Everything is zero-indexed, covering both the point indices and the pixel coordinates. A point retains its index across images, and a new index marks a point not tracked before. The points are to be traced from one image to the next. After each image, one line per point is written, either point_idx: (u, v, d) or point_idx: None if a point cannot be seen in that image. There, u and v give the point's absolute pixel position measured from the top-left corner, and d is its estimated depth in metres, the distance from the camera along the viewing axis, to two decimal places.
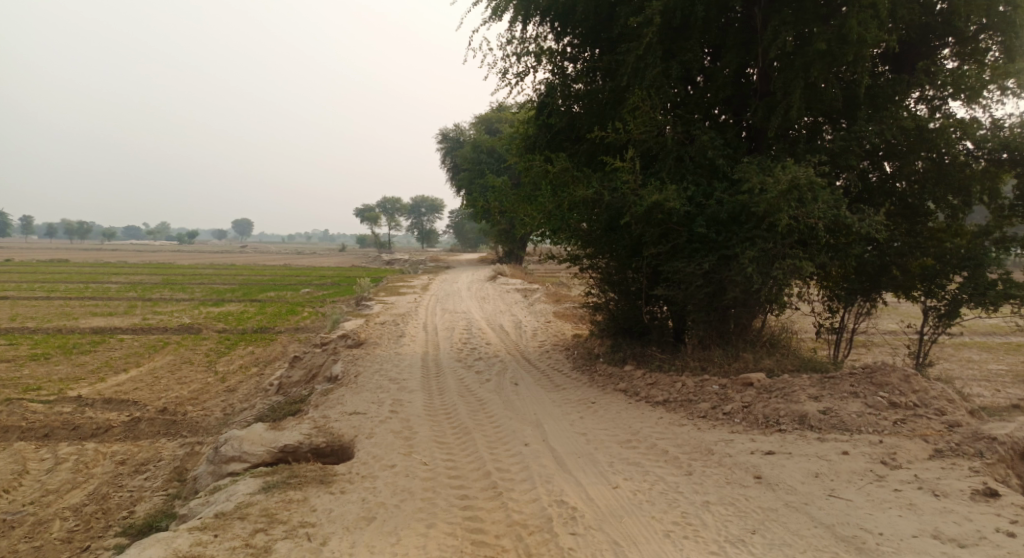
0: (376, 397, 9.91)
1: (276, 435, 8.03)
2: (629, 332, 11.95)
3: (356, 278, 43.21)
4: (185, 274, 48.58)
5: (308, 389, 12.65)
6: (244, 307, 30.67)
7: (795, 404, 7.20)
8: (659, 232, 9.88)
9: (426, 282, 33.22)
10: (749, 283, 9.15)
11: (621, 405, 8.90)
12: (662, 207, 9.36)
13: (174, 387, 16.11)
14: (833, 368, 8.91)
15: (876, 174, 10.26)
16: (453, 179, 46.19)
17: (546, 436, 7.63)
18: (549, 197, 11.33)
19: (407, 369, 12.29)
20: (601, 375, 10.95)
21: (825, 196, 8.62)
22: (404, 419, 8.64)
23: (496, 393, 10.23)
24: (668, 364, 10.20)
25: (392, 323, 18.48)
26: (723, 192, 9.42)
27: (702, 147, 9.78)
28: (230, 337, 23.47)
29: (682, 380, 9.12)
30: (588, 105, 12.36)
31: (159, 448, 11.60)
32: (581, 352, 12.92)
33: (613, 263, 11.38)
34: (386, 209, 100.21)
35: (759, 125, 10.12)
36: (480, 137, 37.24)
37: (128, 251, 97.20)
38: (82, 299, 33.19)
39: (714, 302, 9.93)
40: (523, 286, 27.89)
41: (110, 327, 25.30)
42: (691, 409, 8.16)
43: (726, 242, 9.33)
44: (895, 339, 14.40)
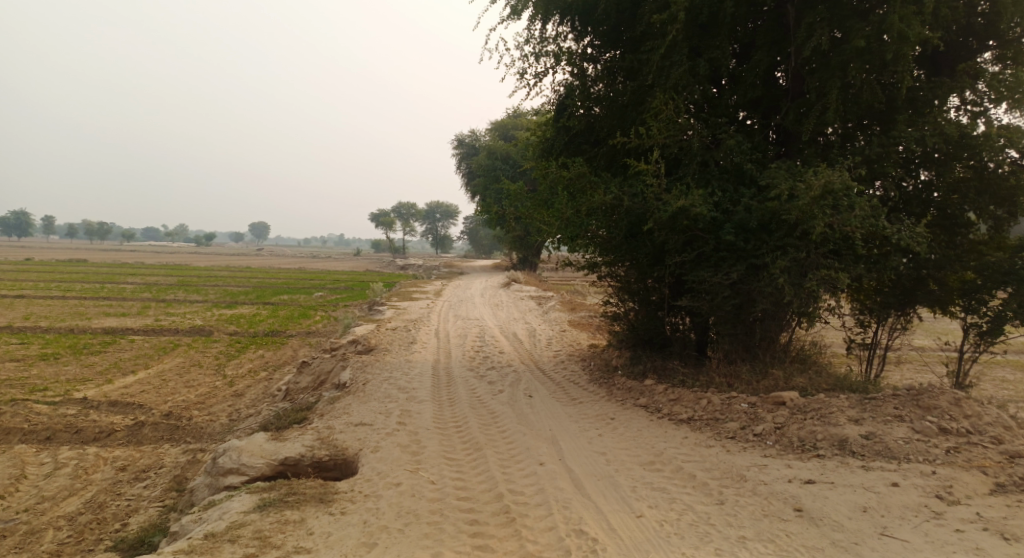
0: (383, 407, 9.49)
1: (277, 447, 7.65)
2: (649, 344, 11.44)
3: (369, 283, 43.03)
4: (199, 275, 48.73)
5: (316, 396, 12.27)
6: (256, 310, 30.45)
7: (833, 428, 6.72)
8: (684, 239, 9.39)
9: (439, 288, 32.81)
10: (780, 295, 8.63)
11: (643, 422, 8.41)
12: (688, 213, 8.87)
13: (181, 391, 15.83)
14: (871, 388, 8.35)
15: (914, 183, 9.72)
16: (469, 185, 45.84)
17: (563, 454, 7.16)
18: (567, 202, 10.88)
19: (417, 377, 11.87)
20: (620, 388, 10.46)
21: (864, 204, 8.10)
22: (412, 432, 8.20)
23: (510, 405, 9.77)
24: (692, 380, 9.68)
25: (403, 329, 18.09)
26: (753, 198, 8.92)
27: (731, 151, 9.28)
28: (240, 340, 23.23)
29: (708, 396, 8.61)
30: (608, 108, 11.90)
31: (161, 454, 11.26)
32: (599, 363, 12.42)
33: (634, 271, 10.90)
34: (401, 214, 100.22)
35: (790, 128, 9.61)
36: (496, 143, 36.88)
37: (146, 252, 98.11)
38: (97, 299, 33.23)
39: (741, 314, 9.41)
40: (537, 294, 27.39)
41: (122, 328, 25.18)
42: (719, 429, 7.67)
43: (755, 251, 8.83)
44: (929, 356, 13.73)
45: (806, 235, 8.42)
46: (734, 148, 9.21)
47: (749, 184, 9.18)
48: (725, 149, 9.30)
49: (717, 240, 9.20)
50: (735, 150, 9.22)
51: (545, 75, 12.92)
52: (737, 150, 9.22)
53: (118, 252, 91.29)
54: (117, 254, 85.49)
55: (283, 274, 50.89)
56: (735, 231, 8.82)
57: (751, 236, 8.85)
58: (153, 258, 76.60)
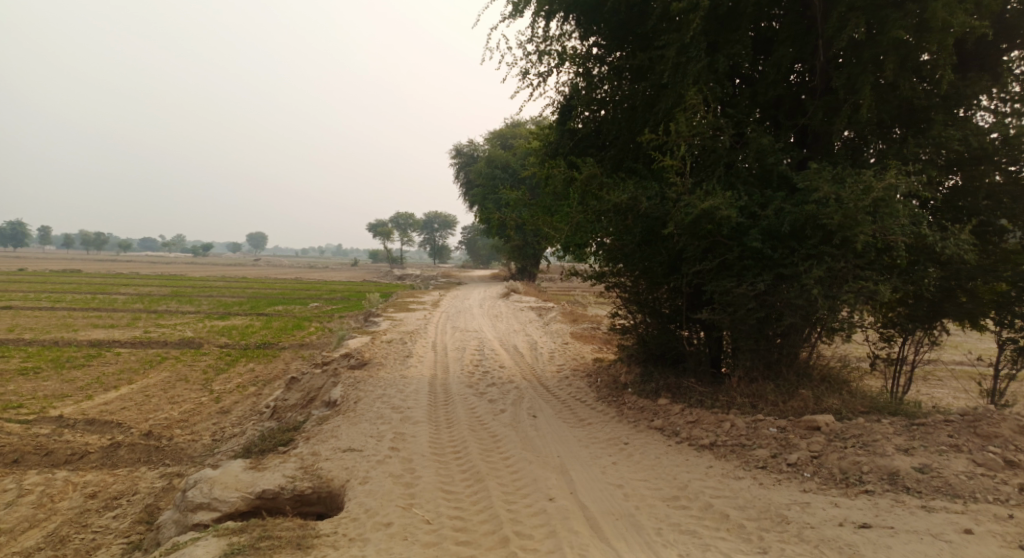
0: (375, 430, 8.71)
1: (254, 476, 6.91)
2: (662, 360, 10.70)
3: (366, 294, 42.23)
4: (194, 286, 48.17)
5: (304, 415, 11.49)
6: (249, 321, 29.60)
7: (881, 458, 5.99)
8: (702, 246, 8.68)
9: (437, 298, 31.98)
10: (810, 308, 7.95)
11: (660, 447, 7.65)
12: (712, 216, 8.16)
13: (165, 407, 15.01)
14: (910, 410, 7.61)
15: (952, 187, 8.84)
16: (467, 194, 45.19)
17: (574, 487, 6.40)
18: (574, 206, 10.15)
19: (413, 394, 11.09)
20: (631, 407, 9.70)
21: (904, 210, 7.49)
22: (406, 460, 7.40)
23: (513, 426, 8.99)
24: (712, 399, 8.93)
25: (399, 341, 17.30)
26: (780, 203, 8.21)
27: (761, 152, 8.71)
28: (230, 352, 22.41)
29: (731, 419, 7.85)
30: (616, 110, 11.25)
31: (136, 479, 10.44)
32: (606, 379, 11.65)
33: (645, 281, 10.17)
34: (398, 225, 99.52)
35: (818, 129, 8.97)
36: (495, 152, 36.27)
37: (142, 262, 97.16)
38: (86, 311, 32.34)
39: (764, 328, 8.69)
40: (538, 305, 26.61)
41: (109, 340, 24.33)
42: (747, 457, 6.91)
43: (783, 260, 8.18)
44: (954, 371, 13.00)
45: (839, 244, 7.72)
46: (764, 147, 8.63)
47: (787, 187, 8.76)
48: (754, 149, 8.73)
49: (740, 247, 8.49)
50: (765, 150, 8.66)
51: (548, 75, 12.25)
52: (768, 151, 8.65)
53: (113, 262, 90.37)
54: (112, 264, 84.61)
55: (279, 285, 49.93)
56: (761, 237, 8.20)
57: (778, 243, 8.25)
58: (149, 268, 75.72)
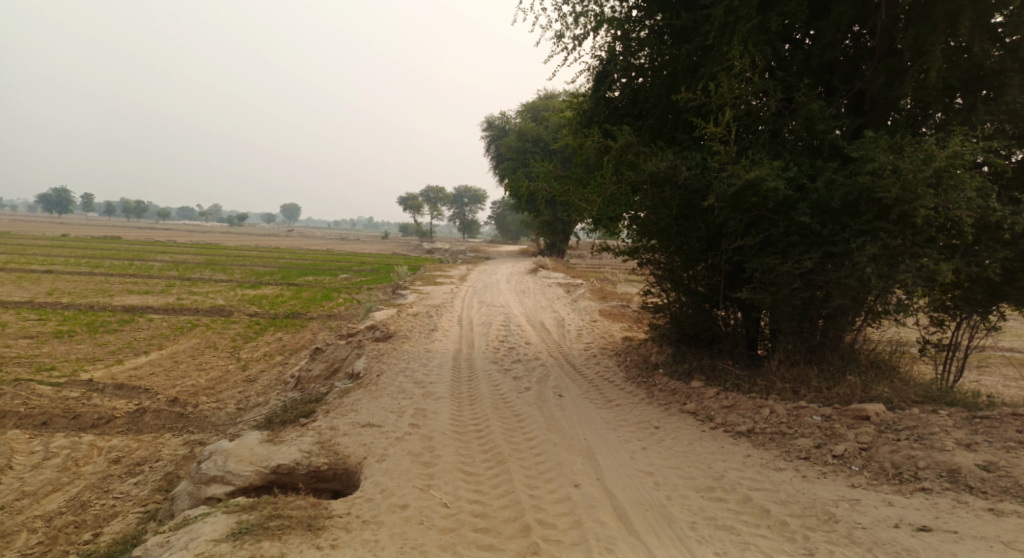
0: (396, 405, 8.46)
1: (270, 450, 6.72)
2: (696, 340, 10.20)
3: (394, 266, 42.20)
4: (227, 255, 48.85)
5: (327, 386, 11.35)
6: (279, 291, 29.83)
7: (940, 453, 5.46)
8: (744, 221, 8.11)
9: (464, 272, 31.71)
10: (862, 288, 7.36)
11: (693, 432, 7.22)
12: (757, 188, 7.58)
13: (192, 374, 15.09)
14: (969, 401, 7.01)
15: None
16: (497, 168, 44.59)
17: (601, 473, 6.04)
18: (608, 177, 9.63)
19: (436, 369, 10.83)
20: (662, 389, 9.26)
21: (972, 183, 6.81)
22: (426, 438, 7.12)
23: (538, 405, 8.65)
24: (749, 384, 8.43)
25: (425, 314, 17.08)
26: (832, 174, 7.58)
27: (811, 120, 8.06)
28: (259, 321, 22.55)
29: (770, 405, 7.37)
30: (655, 76, 10.62)
31: (160, 445, 10.45)
32: (636, 359, 11.21)
33: (680, 257, 9.65)
34: (428, 198, 99.46)
35: (876, 94, 8.27)
36: (526, 125, 35.56)
37: (179, 231, 99.21)
38: (122, 277, 32.96)
39: (809, 310, 8.12)
40: (567, 281, 26.11)
41: (143, 306, 24.72)
42: (788, 446, 6.44)
43: (833, 237, 7.58)
44: (1010, 360, 12.18)
45: (897, 220, 7.08)
46: (816, 114, 7.96)
47: (838, 157, 8.09)
48: (802, 115, 8.11)
49: (787, 222, 7.90)
50: (816, 116, 7.99)
51: (584, 38, 11.63)
52: (820, 117, 7.98)
53: (151, 230, 92.43)
54: (150, 232, 86.48)
55: (309, 256, 50.27)
56: (810, 211, 7.62)
57: (828, 218, 7.67)
58: (185, 236, 77.14)
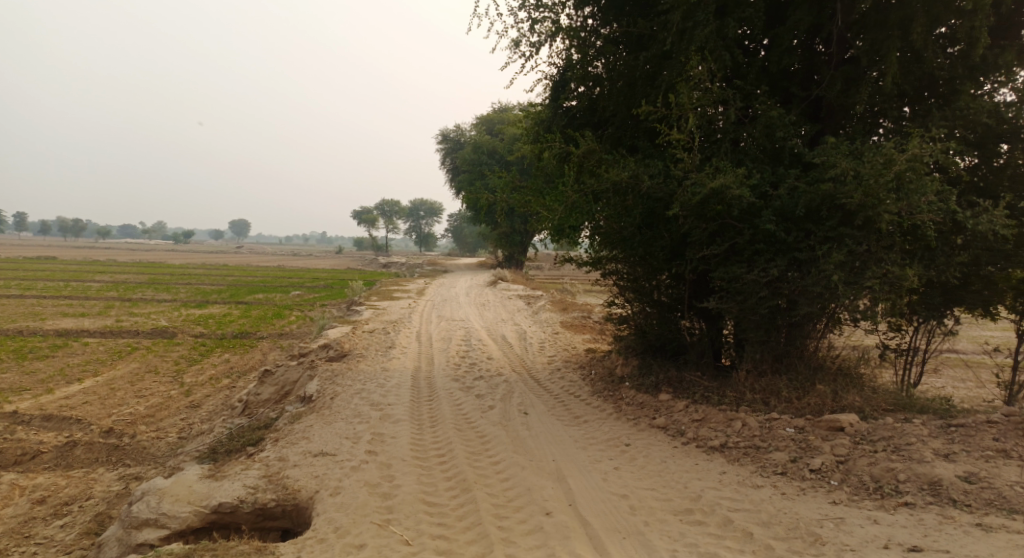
0: (351, 430, 7.93)
1: (211, 486, 6.14)
2: (662, 351, 10.01)
3: (350, 281, 41.20)
4: (172, 273, 46.81)
5: (277, 411, 10.68)
6: (227, 310, 28.57)
7: (920, 464, 5.32)
8: (709, 229, 7.96)
9: (421, 286, 31.01)
10: (830, 295, 7.27)
11: (665, 449, 6.95)
12: (722, 195, 7.44)
13: (130, 402, 14.09)
14: (937, 406, 6.97)
15: (986, 167, 7.99)
16: (453, 180, 44.18)
17: (573, 498, 5.69)
18: (569, 186, 9.39)
19: (395, 389, 10.32)
20: (630, 403, 9.01)
21: (934, 188, 6.82)
22: (384, 466, 6.63)
23: (503, 425, 8.26)
24: (718, 395, 8.24)
25: (382, 331, 16.47)
26: (795, 181, 7.51)
27: (770, 127, 8.03)
28: (205, 342, 21.43)
29: (741, 418, 7.17)
30: (612, 85, 10.48)
31: (92, 482, 9.59)
32: (601, 372, 10.94)
33: (643, 268, 9.44)
34: (384, 212, 98.12)
35: (834, 101, 8.28)
36: (481, 137, 35.34)
37: (120, 249, 94.79)
38: (57, 299, 31.04)
39: (776, 318, 8.01)
40: (526, 293, 25.84)
41: (78, 329, 23.22)
42: (763, 461, 6.23)
43: (799, 244, 7.49)
44: (962, 363, 12.42)
45: (862, 226, 7.04)
46: (774, 121, 7.94)
47: (801, 166, 8.02)
48: (762, 123, 8.04)
49: (753, 229, 7.77)
50: (775, 124, 7.98)
51: (541, 46, 11.40)
52: (778, 125, 7.96)
53: (90, 249, 88.03)
54: (88, 251, 82.50)
55: (261, 273, 48.67)
56: (775, 218, 7.52)
57: (793, 225, 7.59)
58: (126, 255, 73.56)
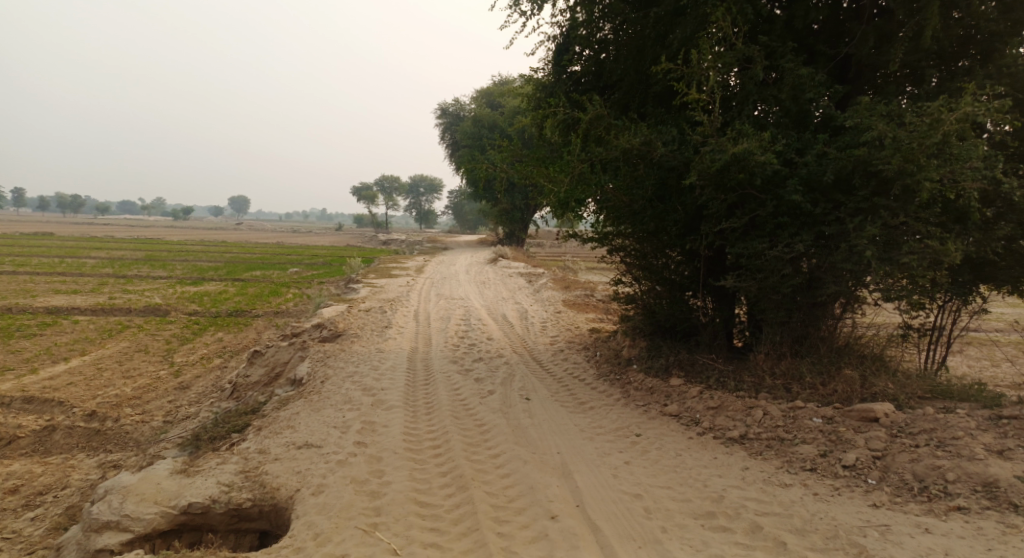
0: (339, 418, 7.39)
1: (183, 484, 5.65)
2: (672, 333, 9.41)
3: (348, 258, 40.52)
4: (169, 249, 46.26)
5: (266, 395, 10.12)
6: (222, 287, 27.97)
7: (971, 462, 4.76)
8: (727, 201, 7.31)
9: (421, 263, 30.43)
10: (861, 272, 6.64)
11: (678, 439, 6.40)
12: (744, 163, 6.78)
13: (116, 383, 13.55)
14: (977, 394, 6.38)
15: None
16: (453, 155, 43.27)
17: (581, 499, 5.15)
18: (577, 155, 8.72)
19: (389, 372, 9.76)
20: (639, 388, 8.44)
21: (982, 153, 6.14)
22: (373, 460, 6.09)
23: (503, 412, 7.70)
24: (734, 381, 7.67)
25: (378, 310, 15.88)
26: (824, 147, 6.84)
27: (799, 87, 7.36)
28: (198, 321, 20.86)
29: (762, 406, 6.59)
30: (619, 47, 9.75)
31: (69, 469, 9.06)
32: (607, 354, 10.35)
33: (654, 244, 8.80)
34: (383, 189, 97.04)
35: (866, 59, 7.57)
36: (481, 110, 34.48)
37: (118, 226, 93.74)
38: (49, 276, 30.35)
39: (799, 298, 7.39)
40: (528, 270, 25.24)
41: (69, 307, 22.65)
42: (789, 455, 5.66)
43: (827, 216, 6.84)
44: (987, 344, 11.82)
45: (898, 197, 6.39)
46: (805, 80, 7.29)
47: (833, 129, 7.37)
48: (789, 84, 7.37)
49: (776, 200, 7.11)
50: (805, 84, 7.33)
51: (542, 5, 10.60)
52: (809, 84, 7.31)
53: (87, 226, 87.08)
54: (85, 228, 81.71)
55: (258, 250, 48.00)
56: (801, 188, 6.86)
57: (820, 196, 6.93)
58: (124, 232, 72.74)
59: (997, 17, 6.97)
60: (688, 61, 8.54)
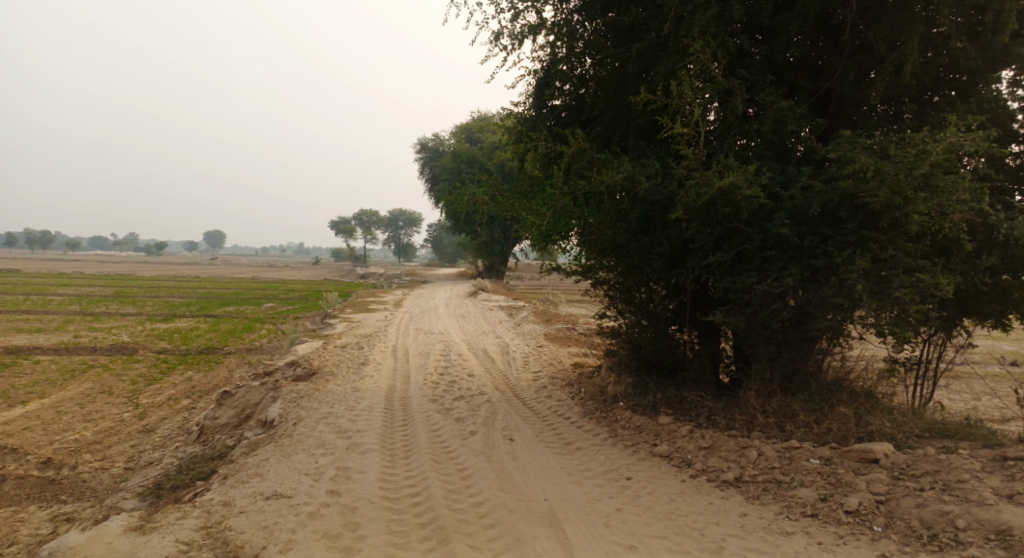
0: (312, 464, 6.97)
1: (139, 543, 5.18)
2: (658, 368, 9.18)
3: (325, 293, 39.85)
4: (139, 285, 45.20)
5: (236, 438, 9.59)
6: (194, 324, 27.16)
7: (978, 506, 4.56)
8: (713, 234, 7.19)
9: (400, 298, 29.98)
10: (851, 306, 6.53)
11: (671, 483, 6.12)
12: (730, 195, 6.68)
13: (76, 427, 12.82)
14: (974, 431, 6.22)
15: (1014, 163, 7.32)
16: (432, 189, 43.26)
17: (573, 553, 4.83)
18: (560, 187, 8.59)
19: (366, 412, 9.34)
20: (627, 427, 8.16)
21: (968, 186, 6.12)
22: (347, 511, 5.68)
23: (486, 454, 7.35)
24: (725, 419, 7.43)
25: (356, 346, 15.41)
26: (809, 179, 6.79)
27: (781, 121, 7.34)
28: (167, 359, 20.09)
29: (756, 447, 6.35)
30: (600, 81, 9.73)
31: (19, 524, 8.40)
32: (591, 391, 10.05)
33: (638, 278, 8.64)
34: (362, 223, 96.66)
35: (846, 93, 7.62)
36: (460, 146, 34.61)
37: (88, 262, 91.67)
38: (12, 313, 29.20)
39: (788, 333, 7.24)
40: (508, 304, 24.96)
41: (30, 345, 21.70)
42: (788, 499, 5.40)
43: (814, 249, 6.74)
44: (970, 377, 11.80)
45: (886, 231, 6.32)
46: (786, 113, 7.27)
47: (816, 162, 7.34)
48: (771, 117, 7.34)
49: (762, 233, 7.00)
50: (786, 117, 7.30)
51: (523, 39, 10.59)
52: (790, 117, 7.29)
53: (55, 261, 84.90)
54: (53, 263, 79.63)
55: (232, 285, 47.09)
56: (788, 221, 6.77)
57: (807, 229, 6.84)
58: (94, 267, 70.97)
59: (974, 54, 7.05)
60: (668, 95, 8.52)
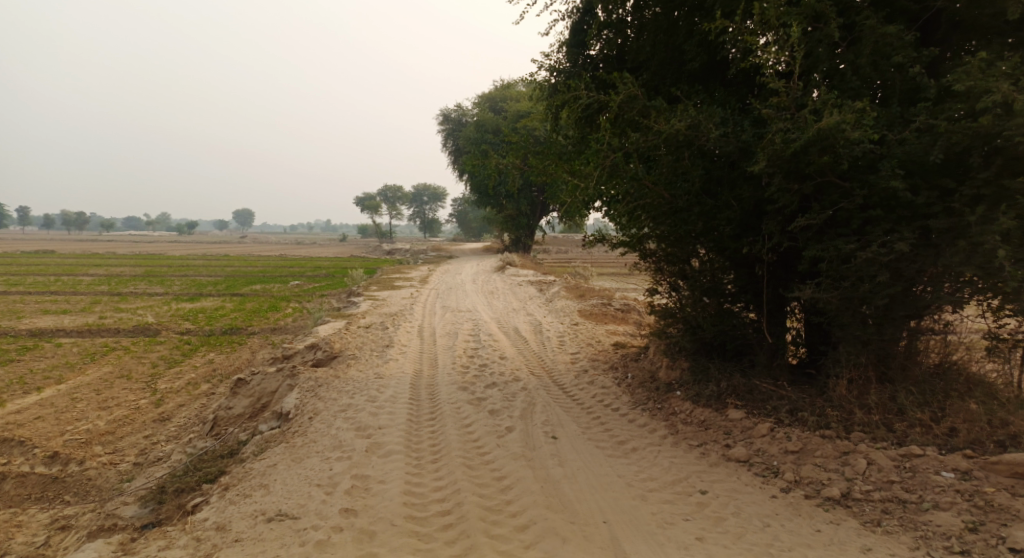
0: (325, 471, 5.99)
1: None
2: (721, 351, 7.95)
3: (350, 270, 39.09)
4: (168, 264, 45.15)
5: (248, 434, 8.66)
6: (220, 303, 26.62)
7: None
8: (801, 193, 5.90)
9: (426, 274, 28.99)
10: (982, 276, 5.26)
11: (761, 498, 5.00)
12: (826, 144, 5.40)
13: (89, 416, 12.09)
14: None
15: None
16: (457, 161, 41.93)
17: None
18: (607, 142, 7.29)
19: (389, 403, 8.32)
20: (690, 421, 7.00)
21: None
22: (364, 538, 4.73)
23: (528, 457, 6.28)
24: (812, 413, 6.23)
25: (380, 327, 14.41)
26: (926, 121, 5.44)
27: (881, 51, 6.00)
28: (190, 340, 19.46)
29: (862, 453, 5.15)
30: (648, 21, 8.33)
31: (17, 528, 7.66)
32: (641, 376, 8.87)
33: (699, 246, 7.37)
34: (387, 198, 96.20)
35: (963, 16, 6.16)
36: (484, 114, 33.16)
37: (121, 242, 92.79)
38: (41, 295, 29.09)
39: (893, 311, 5.95)
40: (538, 278, 23.80)
41: (53, 328, 21.23)
42: (924, 527, 4.26)
43: (932, 208, 5.45)
44: None
45: None
46: (890, 42, 5.92)
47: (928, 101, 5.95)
48: (868, 45, 5.98)
49: (865, 189, 5.67)
50: (889, 46, 5.96)
51: None
52: (895, 47, 5.93)
53: (89, 243, 86.13)
54: (85, 244, 80.65)
55: (259, 262, 46.79)
56: (900, 173, 5.47)
57: (922, 183, 5.53)
58: (126, 248, 71.77)
59: None
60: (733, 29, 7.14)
